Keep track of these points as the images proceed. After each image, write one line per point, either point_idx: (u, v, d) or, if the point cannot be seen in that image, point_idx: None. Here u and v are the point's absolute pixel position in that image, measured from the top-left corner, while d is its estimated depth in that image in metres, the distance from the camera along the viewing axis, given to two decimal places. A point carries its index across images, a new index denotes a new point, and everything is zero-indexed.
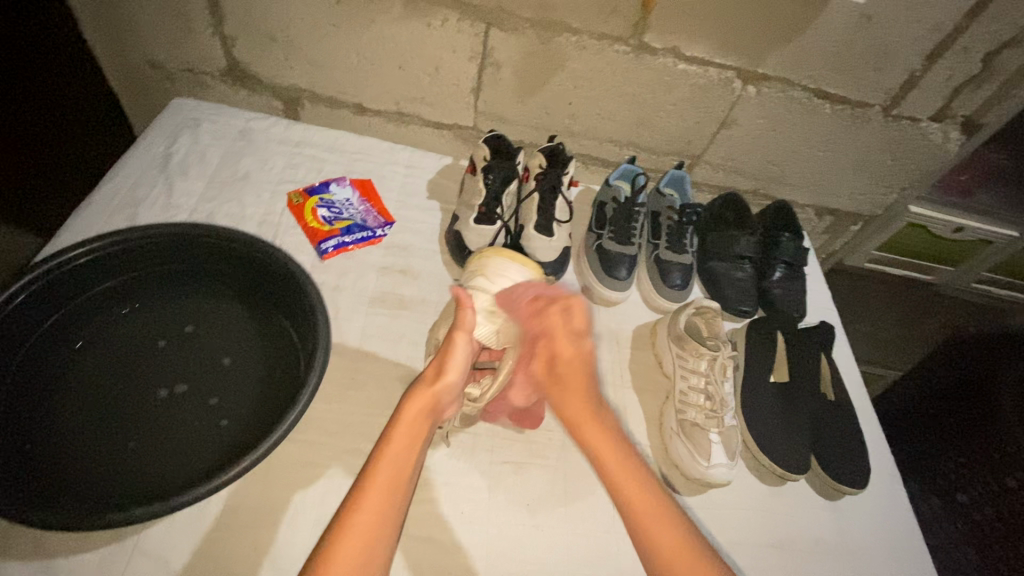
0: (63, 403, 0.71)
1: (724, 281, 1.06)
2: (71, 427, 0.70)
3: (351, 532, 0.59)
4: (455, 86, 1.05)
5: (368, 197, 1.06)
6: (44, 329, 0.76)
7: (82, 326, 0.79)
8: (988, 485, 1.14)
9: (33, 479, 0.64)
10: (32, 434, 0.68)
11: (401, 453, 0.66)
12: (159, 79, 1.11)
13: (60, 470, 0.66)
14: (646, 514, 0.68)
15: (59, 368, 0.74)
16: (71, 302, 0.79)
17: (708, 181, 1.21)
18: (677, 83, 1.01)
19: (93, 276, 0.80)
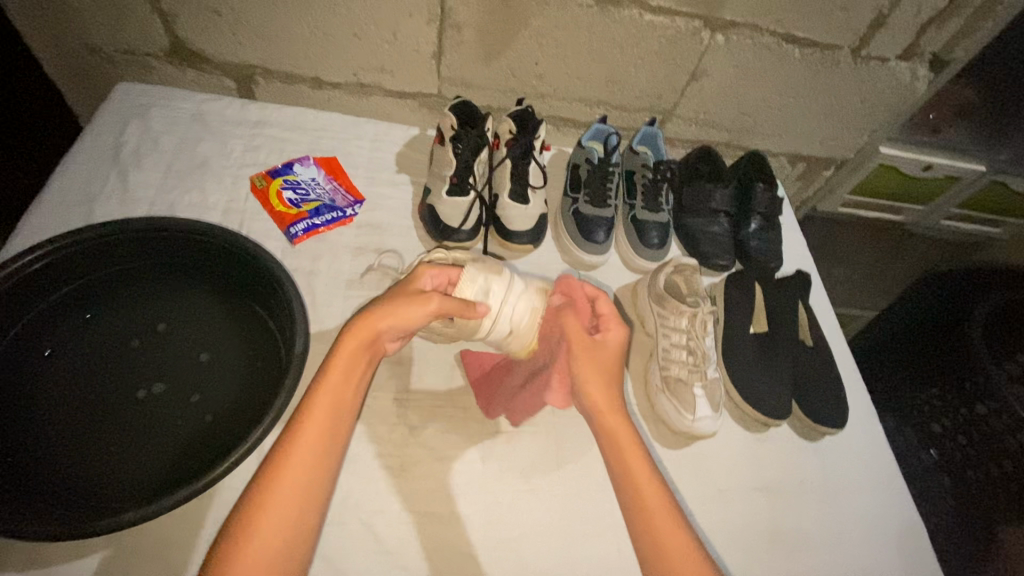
0: (38, 412, 0.69)
1: (701, 237, 1.06)
2: (51, 435, 0.68)
3: (287, 476, 0.59)
4: (416, 52, 1.01)
5: (335, 176, 1.02)
6: (7, 338, 0.72)
7: (46, 333, 0.75)
8: (959, 413, 1.16)
9: (18, 492, 0.63)
10: (10, 446, 0.66)
11: (329, 401, 0.64)
12: (99, 64, 1.03)
13: (44, 480, 0.65)
14: (653, 504, 0.67)
15: (30, 376, 0.72)
16: (31, 308, 0.75)
17: (682, 136, 1.19)
18: (644, 36, 0.98)
19: (52, 280, 0.77)
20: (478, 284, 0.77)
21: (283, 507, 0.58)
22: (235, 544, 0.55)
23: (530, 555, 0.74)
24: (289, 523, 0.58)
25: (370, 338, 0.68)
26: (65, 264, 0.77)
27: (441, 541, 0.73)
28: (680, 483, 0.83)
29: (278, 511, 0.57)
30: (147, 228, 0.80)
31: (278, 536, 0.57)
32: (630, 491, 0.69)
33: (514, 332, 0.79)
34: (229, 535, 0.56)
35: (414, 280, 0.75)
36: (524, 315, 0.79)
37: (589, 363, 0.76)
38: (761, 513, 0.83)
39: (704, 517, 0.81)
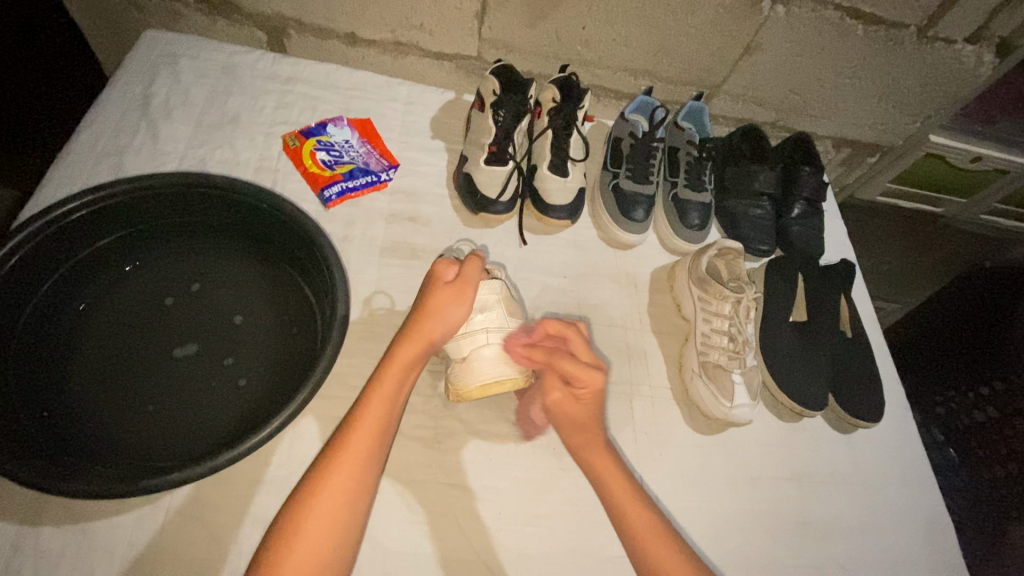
0: (75, 370, 0.68)
1: (742, 220, 1.03)
2: (88, 394, 0.67)
3: (340, 468, 0.60)
4: (457, 10, 0.95)
5: (369, 138, 0.99)
6: (41, 293, 0.70)
7: (78, 286, 0.74)
8: (974, 416, 1.17)
9: (58, 450, 0.62)
10: (45, 401, 0.65)
11: (385, 401, 0.65)
12: (126, 9, 0.99)
13: (83, 438, 0.64)
14: (649, 541, 0.66)
15: (67, 332, 0.70)
16: (64, 262, 0.73)
17: (727, 113, 1.15)
18: (701, 4, 0.92)
19: (84, 233, 0.74)
20: (485, 295, 0.76)
21: (336, 497, 0.59)
22: (288, 528, 0.56)
23: (562, 534, 0.73)
24: (338, 515, 0.58)
25: (421, 344, 0.70)
26: (100, 217, 0.74)
27: (473, 515, 0.72)
28: (714, 469, 0.82)
29: (331, 502, 0.58)
30: (182, 184, 0.77)
31: (329, 528, 0.57)
32: (626, 530, 0.67)
33: (468, 361, 0.75)
34: (285, 518, 0.57)
35: (467, 262, 0.75)
36: (491, 353, 0.74)
37: (568, 415, 0.74)
38: (791, 502, 0.82)
39: (735, 504, 0.80)
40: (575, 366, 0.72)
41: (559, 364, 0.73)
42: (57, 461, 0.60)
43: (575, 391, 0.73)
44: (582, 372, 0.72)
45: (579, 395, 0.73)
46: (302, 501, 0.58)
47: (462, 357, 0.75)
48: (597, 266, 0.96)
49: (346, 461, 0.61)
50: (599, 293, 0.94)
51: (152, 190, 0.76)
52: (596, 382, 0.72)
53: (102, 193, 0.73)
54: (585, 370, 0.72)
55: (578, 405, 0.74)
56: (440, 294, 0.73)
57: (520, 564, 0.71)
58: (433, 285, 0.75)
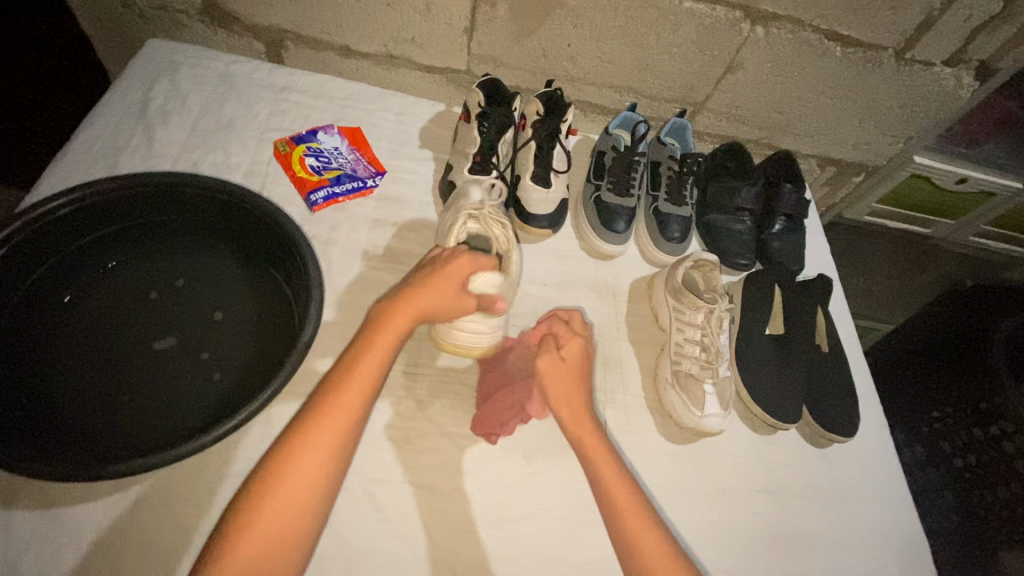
0: (57, 359, 0.70)
1: (722, 233, 1.05)
2: (66, 384, 0.69)
3: (321, 434, 0.60)
4: (447, 25, 0.99)
5: (358, 146, 1.02)
6: (26, 284, 0.73)
7: (64, 279, 0.76)
8: (966, 434, 1.13)
9: (32, 434, 0.64)
10: (24, 388, 0.67)
11: (367, 376, 0.65)
12: (131, 19, 1.03)
13: (58, 424, 0.66)
14: (632, 519, 0.66)
15: (51, 322, 0.72)
16: (53, 256, 0.75)
17: (711, 130, 1.17)
18: (682, 24, 0.96)
19: (72, 230, 0.76)
20: (484, 284, 0.77)
21: (314, 463, 0.59)
22: (251, 505, 0.56)
23: (528, 538, 0.74)
24: (313, 479, 0.59)
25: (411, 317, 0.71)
26: (87, 213, 0.77)
27: (439, 517, 0.73)
28: (685, 478, 0.82)
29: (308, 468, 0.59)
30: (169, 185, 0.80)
31: (305, 492, 0.58)
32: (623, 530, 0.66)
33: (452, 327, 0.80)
34: (261, 478, 0.58)
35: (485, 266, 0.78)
36: (474, 328, 0.80)
37: (554, 380, 0.74)
38: (761, 516, 0.82)
39: (703, 513, 0.80)
40: (567, 334, 0.78)
41: (556, 329, 0.80)
42: (32, 445, 0.62)
43: (563, 356, 0.76)
44: (571, 338, 0.78)
45: (563, 355, 0.76)
46: (278, 465, 0.58)
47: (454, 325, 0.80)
48: (577, 276, 0.98)
49: (323, 429, 0.61)
50: (577, 302, 0.95)
51: (139, 188, 0.79)
52: (580, 351, 0.78)
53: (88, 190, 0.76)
54: (574, 337, 0.78)
55: (566, 368, 0.76)
56: (451, 276, 0.74)
57: (484, 566, 0.71)
58: (436, 275, 0.74)
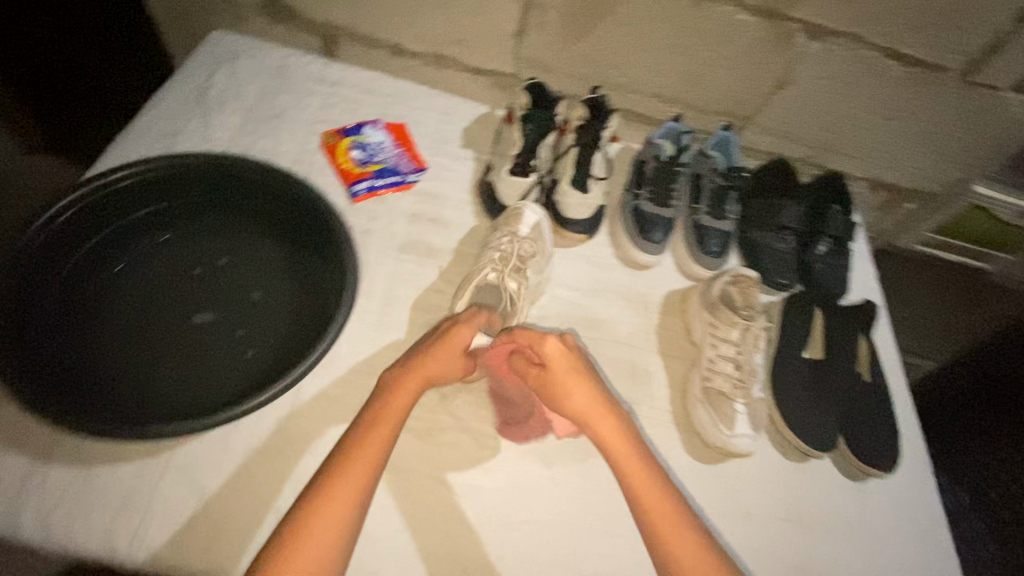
0: (103, 321, 0.74)
1: (763, 251, 1.02)
2: (109, 347, 0.72)
3: (345, 484, 0.59)
4: (498, 28, 1.01)
5: (401, 142, 1.04)
6: (84, 249, 0.77)
7: (118, 248, 0.80)
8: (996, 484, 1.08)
9: (74, 390, 0.67)
10: (72, 346, 0.71)
11: (385, 429, 0.64)
12: (199, 11, 1.09)
13: (98, 384, 0.69)
14: (662, 518, 0.63)
15: (101, 287, 0.76)
16: (110, 225, 0.80)
17: (757, 146, 1.14)
18: (734, 36, 0.94)
19: (131, 202, 0.81)
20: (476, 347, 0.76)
21: (340, 509, 0.58)
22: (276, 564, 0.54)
23: (542, 543, 0.72)
24: (338, 527, 0.57)
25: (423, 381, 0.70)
26: (145, 188, 0.82)
27: (455, 513, 0.72)
28: (708, 498, 0.79)
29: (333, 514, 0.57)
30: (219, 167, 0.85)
31: (333, 539, 0.56)
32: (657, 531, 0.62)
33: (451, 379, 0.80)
34: (288, 527, 0.56)
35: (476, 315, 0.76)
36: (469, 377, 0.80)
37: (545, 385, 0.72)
38: (788, 548, 0.78)
39: (725, 537, 0.77)
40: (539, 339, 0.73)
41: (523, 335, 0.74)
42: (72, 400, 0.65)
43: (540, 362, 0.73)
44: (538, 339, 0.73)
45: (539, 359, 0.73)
46: (304, 514, 0.57)
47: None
48: (610, 283, 0.96)
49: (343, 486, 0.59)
50: (608, 310, 0.93)
51: (195, 169, 0.84)
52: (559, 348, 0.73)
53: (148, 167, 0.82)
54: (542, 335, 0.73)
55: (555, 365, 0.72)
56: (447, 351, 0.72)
57: (496, 568, 0.70)
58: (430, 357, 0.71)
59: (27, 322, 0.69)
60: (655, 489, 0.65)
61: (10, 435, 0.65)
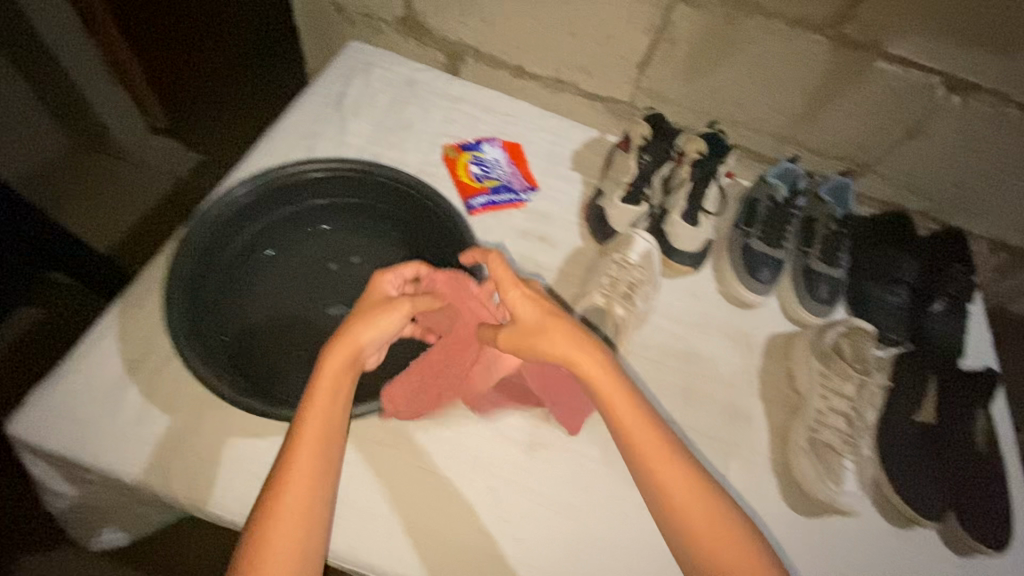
0: (254, 305, 0.82)
1: (874, 306, 0.99)
2: (258, 329, 0.80)
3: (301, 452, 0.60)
4: (623, 58, 1.03)
5: (515, 160, 1.08)
6: (244, 235, 0.85)
7: (270, 236, 0.87)
8: None
9: (230, 366, 0.76)
10: (229, 325, 0.79)
11: (324, 404, 0.63)
12: (340, 22, 1.18)
13: (248, 362, 0.77)
14: (654, 461, 0.62)
15: (255, 272, 0.84)
16: (266, 214, 0.87)
17: (872, 195, 1.11)
18: (868, 82, 0.93)
19: (286, 196, 0.88)
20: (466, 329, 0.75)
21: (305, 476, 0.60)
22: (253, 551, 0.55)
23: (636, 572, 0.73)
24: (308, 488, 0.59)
25: (353, 351, 0.64)
26: (299, 183, 0.88)
27: (552, 531, 0.74)
28: (807, 553, 0.78)
29: (301, 473, 0.59)
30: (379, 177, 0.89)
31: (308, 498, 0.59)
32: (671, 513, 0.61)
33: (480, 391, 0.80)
34: (264, 506, 0.58)
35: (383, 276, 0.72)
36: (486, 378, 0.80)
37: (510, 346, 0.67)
38: None
39: None
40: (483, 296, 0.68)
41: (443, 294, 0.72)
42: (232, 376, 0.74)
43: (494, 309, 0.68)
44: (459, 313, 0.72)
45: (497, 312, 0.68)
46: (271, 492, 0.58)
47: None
48: (713, 320, 0.96)
49: (296, 469, 0.60)
50: (708, 345, 0.93)
51: (341, 171, 0.89)
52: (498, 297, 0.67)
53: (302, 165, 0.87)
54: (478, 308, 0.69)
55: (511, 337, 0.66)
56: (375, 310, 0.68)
57: None
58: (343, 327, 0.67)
59: (197, 296, 0.77)
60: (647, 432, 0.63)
61: (168, 397, 0.73)
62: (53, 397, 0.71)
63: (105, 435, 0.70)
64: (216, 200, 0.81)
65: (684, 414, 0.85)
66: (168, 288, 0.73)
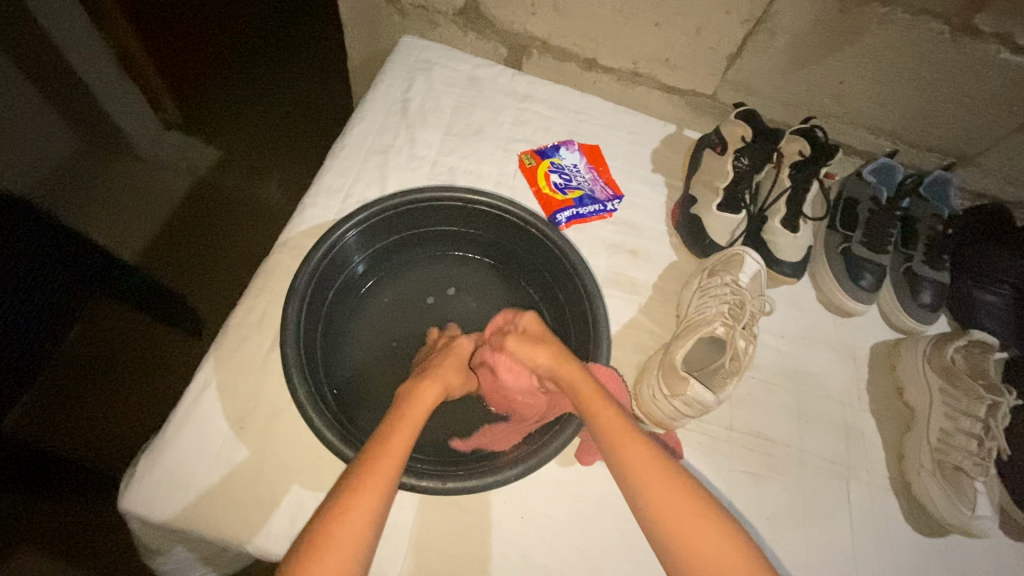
0: (355, 339, 0.85)
1: (979, 308, 0.94)
2: (363, 364, 0.83)
3: (375, 478, 0.54)
4: (711, 50, 0.94)
5: (596, 164, 1.00)
6: (350, 266, 0.85)
7: (370, 266, 0.89)
8: None
9: (344, 404, 0.77)
10: (336, 360, 0.81)
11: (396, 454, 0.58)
12: (391, 15, 1.07)
13: (356, 397, 0.80)
14: (687, 527, 0.53)
15: (355, 305, 0.87)
16: (369, 244, 0.86)
17: (966, 186, 1.06)
18: (989, 74, 0.84)
19: (390, 226, 0.86)
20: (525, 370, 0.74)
21: (364, 515, 0.52)
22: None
23: None
24: (365, 531, 0.52)
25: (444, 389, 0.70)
26: (406, 214, 0.86)
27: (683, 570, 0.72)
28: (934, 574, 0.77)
29: (364, 506, 0.52)
30: (486, 212, 0.88)
31: (358, 545, 0.50)
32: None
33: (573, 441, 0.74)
34: (307, 543, 0.50)
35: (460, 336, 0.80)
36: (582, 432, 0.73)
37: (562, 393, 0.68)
38: None
39: None
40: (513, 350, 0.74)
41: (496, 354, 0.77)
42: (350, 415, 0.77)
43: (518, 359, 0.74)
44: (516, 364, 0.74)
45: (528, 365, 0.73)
46: (321, 526, 0.50)
47: (673, 394, 0.73)
48: (815, 331, 0.93)
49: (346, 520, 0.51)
50: (815, 360, 0.90)
51: (449, 204, 0.87)
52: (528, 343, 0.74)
53: (414, 197, 0.84)
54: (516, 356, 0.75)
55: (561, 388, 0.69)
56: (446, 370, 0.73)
57: None
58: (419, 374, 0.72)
59: (312, 334, 0.76)
60: (679, 495, 0.56)
61: (285, 462, 0.69)
62: (156, 470, 0.66)
63: (224, 508, 0.66)
64: (336, 234, 0.78)
65: (799, 436, 0.83)
66: (294, 331, 0.71)
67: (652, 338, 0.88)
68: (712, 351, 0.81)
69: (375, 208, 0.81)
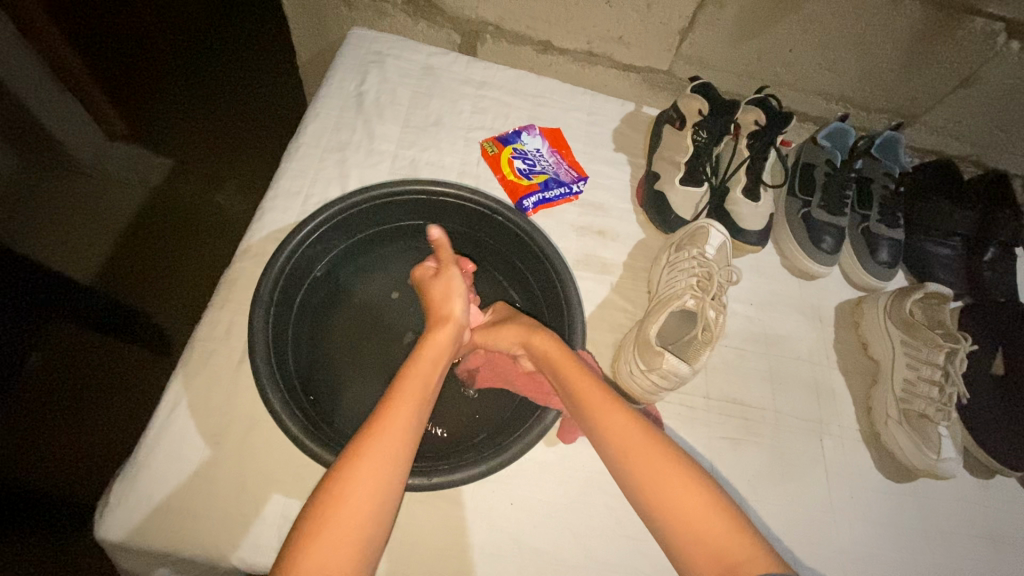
0: (328, 341, 0.83)
1: (933, 261, 0.98)
2: (338, 366, 0.82)
3: (373, 449, 0.54)
4: (663, 25, 0.94)
5: (558, 147, 1.00)
6: (316, 267, 0.83)
7: (336, 265, 0.87)
8: None
9: (322, 408, 0.76)
10: (309, 364, 0.80)
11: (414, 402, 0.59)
12: (337, 7, 1.04)
13: (333, 399, 0.79)
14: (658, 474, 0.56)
15: (326, 307, 0.86)
16: (334, 243, 0.84)
17: (915, 144, 1.09)
18: (928, 33, 0.87)
19: (354, 225, 0.85)
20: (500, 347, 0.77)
21: (370, 480, 0.52)
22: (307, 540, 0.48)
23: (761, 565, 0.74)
24: (383, 483, 0.52)
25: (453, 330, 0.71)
26: (370, 210, 0.84)
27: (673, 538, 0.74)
28: (908, 516, 0.81)
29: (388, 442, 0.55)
30: (451, 203, 0.87)
31: (383, 481, 0.53)
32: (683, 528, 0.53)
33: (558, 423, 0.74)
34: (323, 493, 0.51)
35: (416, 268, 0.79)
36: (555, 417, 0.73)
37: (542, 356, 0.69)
38: (989, 568, 0.79)
39: (930, 559, 0.78)
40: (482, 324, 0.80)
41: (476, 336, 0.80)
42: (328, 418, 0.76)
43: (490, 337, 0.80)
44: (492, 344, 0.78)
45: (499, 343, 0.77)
46: (328, 495, 0.51)
47: (649, 369, 0.74)
48: (782, 296, 0.95)
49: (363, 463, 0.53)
50: (784, 324, 0.93)
51: (414, 197, 0.85)
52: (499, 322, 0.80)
53: (376, 192, 0.82)
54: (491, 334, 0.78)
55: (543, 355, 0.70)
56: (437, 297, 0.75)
57: None
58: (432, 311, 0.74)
59: (281, 340, 0.75)
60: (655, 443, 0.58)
61: (267, 473, 0.68)
62: (132, 495, 0.64)
63: (207, 525, 0.64)
64: (299, 235, 0.76)
65: (774, 399, 0.86)
66: (263, 337, 0.69)
67: (625, 316, 0.89)
68: (685, 323, 0.82)
69: (337, 207, 0.80)
